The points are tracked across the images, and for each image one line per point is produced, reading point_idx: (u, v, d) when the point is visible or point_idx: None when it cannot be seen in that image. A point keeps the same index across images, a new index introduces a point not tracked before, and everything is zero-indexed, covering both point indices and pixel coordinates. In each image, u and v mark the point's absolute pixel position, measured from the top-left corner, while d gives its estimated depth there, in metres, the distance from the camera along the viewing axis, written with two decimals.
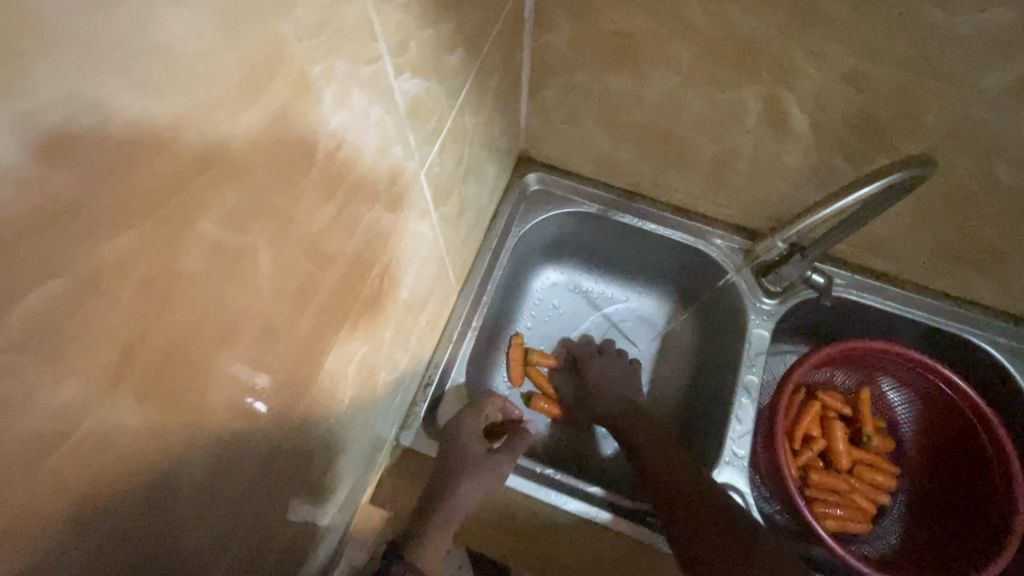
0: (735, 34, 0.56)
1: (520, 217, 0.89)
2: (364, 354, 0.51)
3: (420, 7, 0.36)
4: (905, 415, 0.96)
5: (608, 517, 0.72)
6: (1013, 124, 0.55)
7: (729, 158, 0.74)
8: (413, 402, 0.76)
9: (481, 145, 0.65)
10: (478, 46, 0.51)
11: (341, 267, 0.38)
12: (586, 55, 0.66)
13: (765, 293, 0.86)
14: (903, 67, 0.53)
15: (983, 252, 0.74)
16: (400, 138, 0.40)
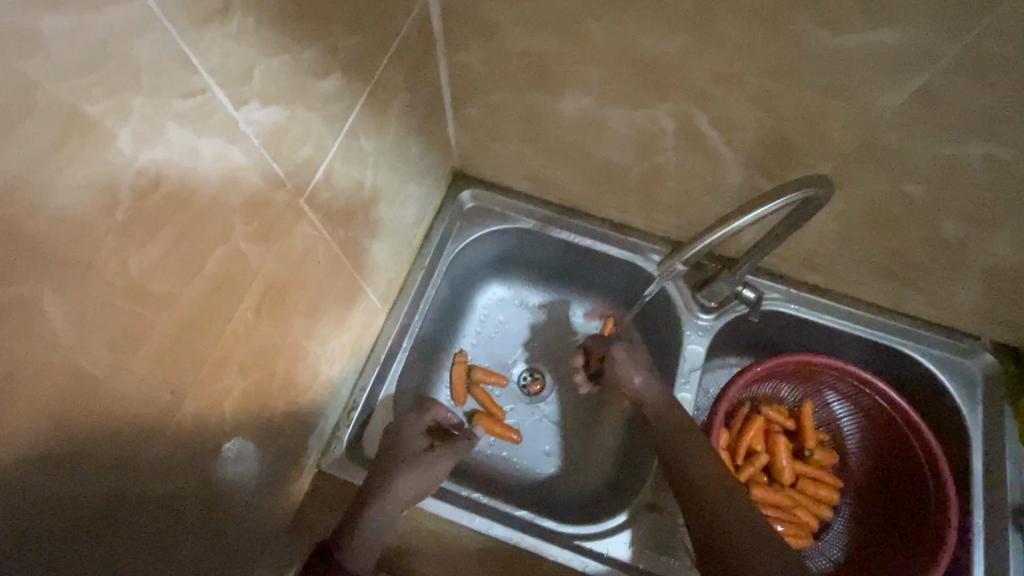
0: (639, 56, 0.56)
1: (455, 235, 0.87)
2: (248, 388, 0.49)
3: (262, 37, 0.35)
4: (849, 427, 0.94)
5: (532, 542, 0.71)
6: (914, 144, 0.54)
7: (654, 175, 0.73)
8: (336, 428, 0.73)
9: (390, 165, 0.64)
10: (362, 68, 0.49)
11: (187, 304, 0.37)
12: (499, 73, 0.65)
13: (701, 309, 0.84)
14: (804, 89, 0.53)
15: (908, 266, 0.73)
16: (257, 169, 0.39)
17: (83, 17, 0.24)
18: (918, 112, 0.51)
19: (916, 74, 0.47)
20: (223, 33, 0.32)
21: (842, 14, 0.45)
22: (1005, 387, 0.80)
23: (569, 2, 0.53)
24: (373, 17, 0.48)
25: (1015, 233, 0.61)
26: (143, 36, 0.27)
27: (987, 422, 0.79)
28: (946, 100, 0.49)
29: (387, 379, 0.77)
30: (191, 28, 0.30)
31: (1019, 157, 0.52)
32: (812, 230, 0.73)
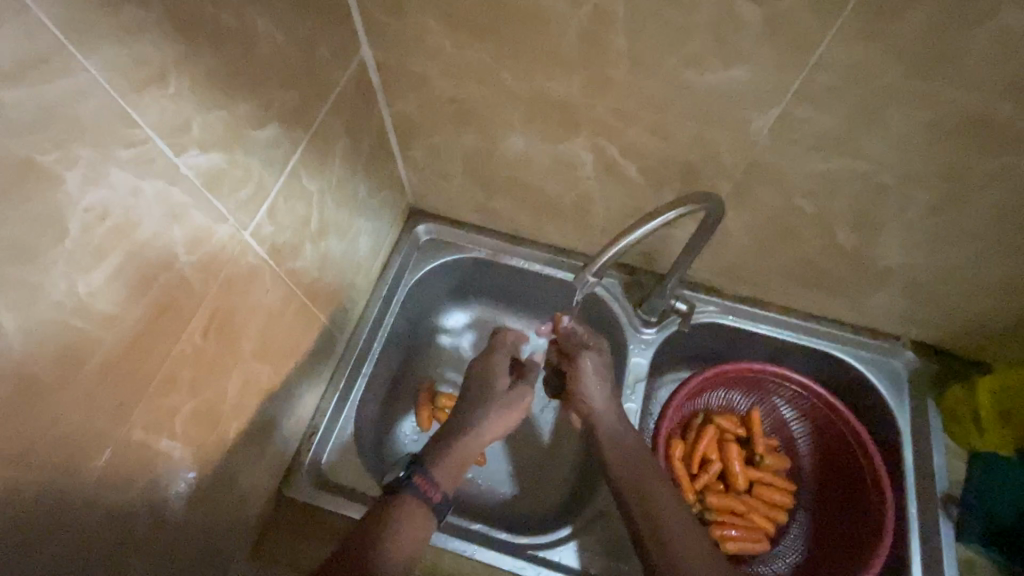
0: (549, 97, 0.64)
1: (413, 265, 0.91)
2: (197, 408, 0.53)
3: (197, 97, 0.42)
4: (799, 432, 0.96)
5: (486, 553, 0.73)
6: (791, 162, 0.62)
7: (584, 203, 0.80)
8: (298, 453, 0.76)
9: (336, 202, 0.70)
10: (298, 117, 0.56)
11: (132, 327, 0.42)
12: (434, 118, 0.74)
13: (643, 324, 0.89)
14: (689, 119, 0.61)
15: (822, 274, 0.80)
16: (198, 206, 0.45)
17: (33, 86, 0.31)
18: (786, 135, 0.59)
19: (775, 103, 0.56)
20: (161, 94, 0.39)
21: (703, 55, 0.53)
22: (927, 383, 0.86)
23: (482, 54, 0.61)
24: (306, 75, 0.56)
25: (898, 237, 0.68)
26: (86, 99, 0.34)
27: (915, 417, 0.84)
28: (805, 123, 0.57)
29: (346, 405, 0.80)
30: (131, 92, 0.37)
31: (877, 169, 0.59)
32: (731, 244, 0.80)
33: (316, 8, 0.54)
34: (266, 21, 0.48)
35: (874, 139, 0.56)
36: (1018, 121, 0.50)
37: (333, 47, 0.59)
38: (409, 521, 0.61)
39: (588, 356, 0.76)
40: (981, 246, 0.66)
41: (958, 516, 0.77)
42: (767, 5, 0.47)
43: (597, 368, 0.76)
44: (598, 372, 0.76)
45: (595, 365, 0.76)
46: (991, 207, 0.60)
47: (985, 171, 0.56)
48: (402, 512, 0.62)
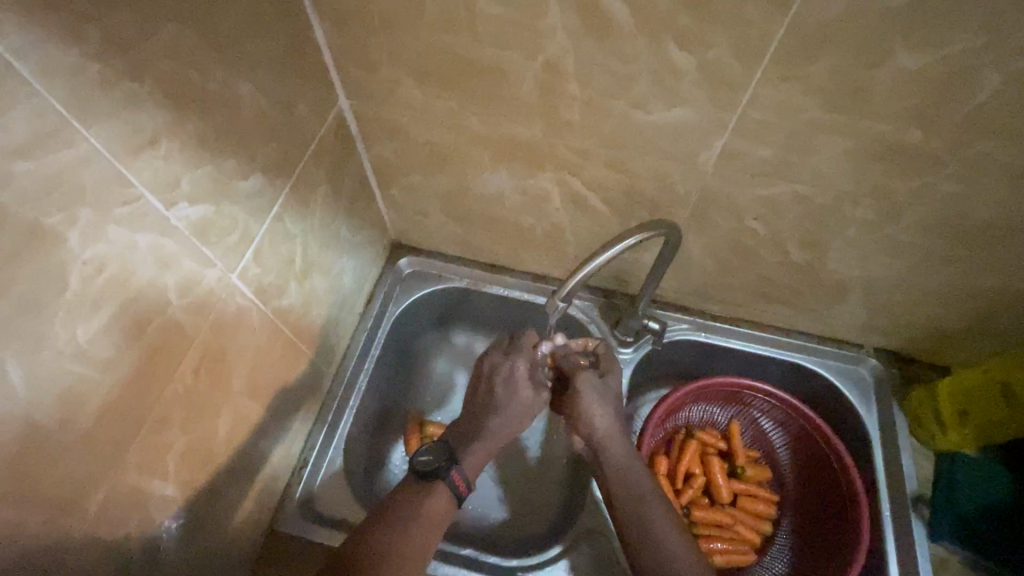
0: (513, 138, 0.69)
1: (396, 298, 0.95)
2: (190, 445, 0.55)
3: (186, 156, 0.46)
4: (778, 443, 0.99)
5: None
6: (738, 188, 0.67)
7: (555, 232, 0.85)
8: (289, 487, 0.78)
9: (319, 242, 0.74)
10: (280, 167, 0.61)
11: (127, 368, 0.45)
12: (409, 160, 0.79)
13: (620, 344, 0.93)
14: (642, 153, 0.66)
15: (782, 289, 0.85)
16: (188, 254, 0.49)
17: (39, 158, 0.35)
18: (730, 164, 0.64)
19: (716, 137, 0.61)
20: (154, 155, 0.43)
21: (647, 97, 0.59)
22: (891, 387, 0.90)
23: (450, 102, 0.67)
24: (286, 129, 0.61)
25: (844, 251, 0.74)
26: (87, 166, 0.38)
27: (882, 421, 0.87)
28: (745, 153, 0.62)
29: (335, 437, 0.82)
30: (126, 155, 0.41)
31: (815, 191, 0.65)
32: (694, 264, 0.84)
33: (294, 69, 0.60)
34: (248, 84, 0.53)
35: (808, 165, 0.62)
36: (928, 145, 0.56)
37: (312, 102, 0.65)
38: (436, 510, 0.65)
39: (587, 376, 0.77)
40: (919, 257, 0.71)
41: (928, 515, 0.80)
42: (697, 53, 0.53)
43: (596, 386, 0.77)
44: (601, 389, 0.77)
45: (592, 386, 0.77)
46: (921, 221, 0.66)
47: (909, 189, 0.62)
48: (434, 501, 0.65)
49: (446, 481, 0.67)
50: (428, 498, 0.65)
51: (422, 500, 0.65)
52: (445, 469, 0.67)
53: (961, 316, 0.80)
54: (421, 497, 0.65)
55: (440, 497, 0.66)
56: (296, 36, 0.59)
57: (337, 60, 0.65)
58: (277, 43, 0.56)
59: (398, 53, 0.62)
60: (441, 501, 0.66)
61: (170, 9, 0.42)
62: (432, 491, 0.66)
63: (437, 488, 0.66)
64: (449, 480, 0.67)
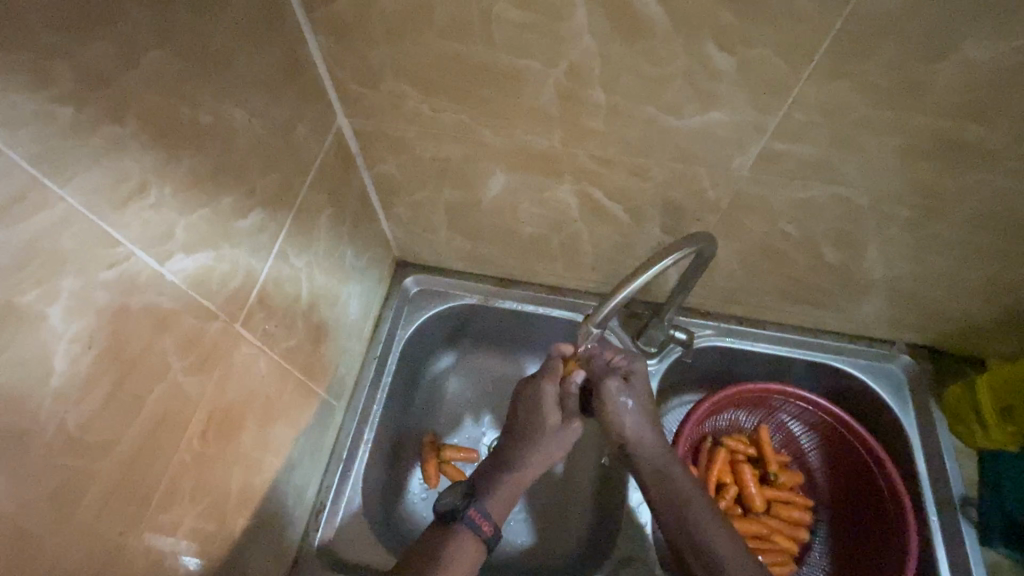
0: (530, 150, 0.64)
1: (405, 319, 0.89)
2: (201, 515, 0.50)
3: (179, 201, 0.41)
4: (808, 444, 0.95)
5: None
6: (773, 191, 0.63)
7: (573, 244, 0.80)
8: (307, 533, 0.73)
9: (324, 272, 0.69)
10: (280, 198, 0.55)
11: (127, 448, 0.39)
12: (415, 177, 0.73)
13: (644, 354, 0.88)
14: (671, 160, 0.61)
15: (813, 290, 0.81)
16: (187, 309, 0.43)
17: (11, 228, 0.29)
18: (766, 167, 0.60)
19: (753, 140, 0.57)
20: (142, 206, 0.38)
21: (680, 102, 0.54)
22: (926, 384, 0.87)
23: (460, 116, 0.61)
24: (285, 156, 0.55)
25: (883, 251, 0.69)
26: (66, 230, 0.32)
27: (921, 421, 0.84)
28: (784, 156, 0.58)
29: (351, 475, 0.77)
30: (110, 211, 0.35)
31: (858, 192, 0.61)
32: (721, 270, 0.80)
33: (291, 89, 0.54)
34: (242, 112, 0.47)
35: (852, 165, 0.57)
36: (986, 139, 0.52)
37: (310, 123, 0.59)
38: (463, 557, 0.61)
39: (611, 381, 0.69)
40: (963, 254, 0.67)
41: (976, 517, 0.77)
42: (738, 52, 0.48)
43: (625, 391, 0.69)
44: (627, 395, 0.69)
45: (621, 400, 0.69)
46: (968, 218, 0.62)
47: (960, 186, 0.58)
48: (462, 545, 0.62)
49: (469, 525, 0.63)
50: (456, 543, 0.62)
51: (449, 546, 0.61)
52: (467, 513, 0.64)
53: (1001, 310, 0.77)
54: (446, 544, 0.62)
55: (470, 541, 0.62)
56: (291, 53, 0.53)
57: (335, 75, 0.60)
58: (271, 62, 0.50)
59: (402, 65, 0.57)
60: (468, 548, 0.62)
61: (151, 36, 0.36)
62: (458, 537, 0.62)
63: (461, 536, 0.62)
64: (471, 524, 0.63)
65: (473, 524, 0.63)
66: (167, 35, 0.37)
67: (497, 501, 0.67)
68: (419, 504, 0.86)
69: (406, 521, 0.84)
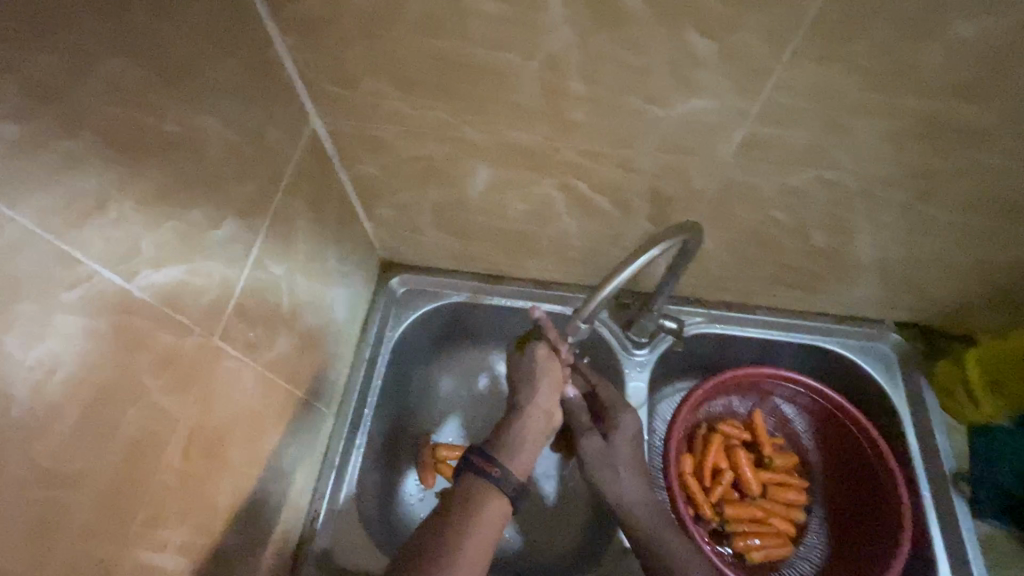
0: (512, 145, 0.62)
1: (392, 320, 0.87)
2: (189, 537, 0.49)
3: (143, 215, 0.39)
4: (802, 426, 0.94)
5: None
6: (760, 177, 0.62)
7: (561, 239, 0.79)
8: (302, 543, 0.71)
9: (307, 279, 0.67)
10: (255, 207, 0.53)
11: (104, 477, 0.38)
12: (396, 177, 0.72)
13: (634, 345, 0.88)
14: (656, 150, 0.60)
15: (802, 275, 0.80)
16: (160, 327, 0.42)
17: None
18: (751, 153, 0.59)
19: (737, 127, 0.56)
20: (104, 223, 0.36)
21: (663, 91, 0.53)
22: (916, 361, 0.87)
23: (440, 113, 0.60)
24: (259, 162, 0.53)
25: (871, 233, 0.69)
26: (20, 252, 0.31)
27: (912, 399, 0.84)
28: (769, 141, 0.57)
29: (344, 480, 0.76)
30: (67, 229, 0.34)
31: (845, 175, 0.60)
32: (710, 258, 0.79)
33: (259, 92, 0.52)
34: (210, 119, 0.45)
35: (839, 148, 0.57)
36: (972, 119, 0.51)
37: (282, 126, 0.57)
38: (491, 514, 0.57)
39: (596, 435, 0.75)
40: (950, 233, 0.67)
41: (968, 490, 0.78)
42: (721, 38, 0.47)
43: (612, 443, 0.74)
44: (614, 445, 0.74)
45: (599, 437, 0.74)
46: (956, 198, 0.61)
47: (947, 166, 0.57)
48: (489, 503, 0.58)
49: (493, 480, 0.60)
50: (483, 502, 0.58)
51: (473, 505, 0.58)
52: (490, 469, 0.60)
53: (989, 287, 0.77)
54: (469, 503, 0.58)
55: (497, 499, 0.59)
56: (258, 54, 0.51)
57: (308, 75, 0.58)
58: (237, 65, 0.48)
59: (376, 63, 0.55)
60: (495, 505, 0.59)
61: (102, 43, 0.34)
62: (483, 495, 0.59)
63: (487, 493, 0.59)
64: (496, 481, 0.60)
65: (501, 480, 0.60)
66: (120, 43, 0.36)
67: (517, 459, 0.63)
68: (416, 505, 0.85)
69: (403, 524, 0.83)
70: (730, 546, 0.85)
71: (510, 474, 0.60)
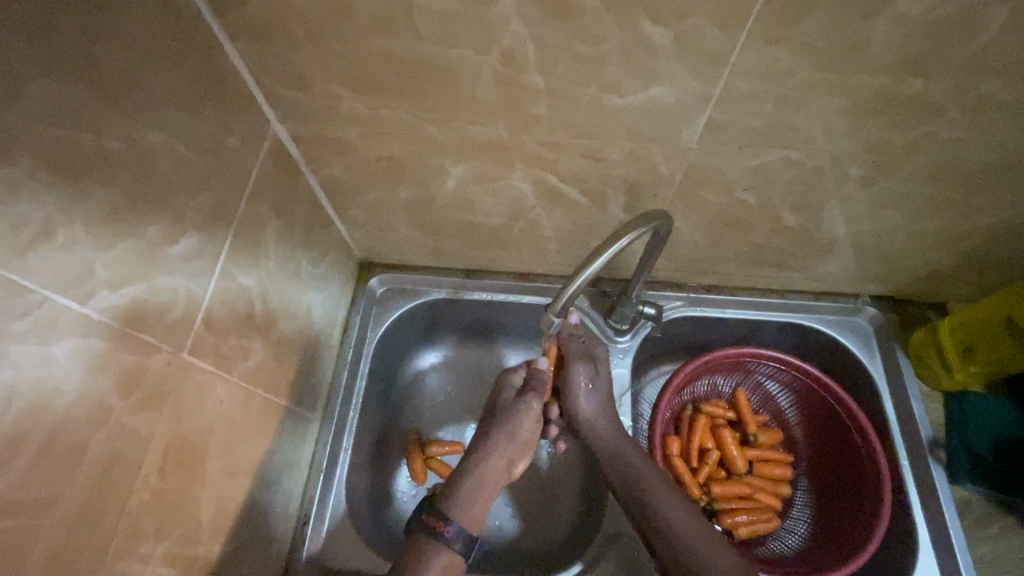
0: (477, 141, 0.62)
1: (373, 322, 0.87)
2: (171, 551, 0.49)
3: (94, 235, 0.39)
4: (786, 402, 0.94)
5: None
6: (726, 161, 0.62)
7: (535, 231, 0.79)
8: (294, 546, 0.72)
9: (279, 285, 0.66)
10: (217, 217, 0.53)
11: (73, 500, 0.38)
12: (362, 177, 0.71)
13: (616, 332, 0.87)
14: (621, 139, 0.60)
15: (776, 254, 0.81)
16: (123, 347, 0.42)
17: None
18: (715, 138, 0.59)
19: (697, 112, 0.56)
20: (52, 248, 0.36)
21: (621, 80, 0.53)
22: (892, 333, 0.88)
23: (400, 112, 0.59)
24: (217, 172, 0.53)
25: (840, 210, 0.70)
26: None
27: (890, 371, 0.86)
28: (731, 125, 0.57)
29: (333, 484, 0.76)
30: (13, 257, 0.33)
31: (809, 155, 0.60)
32: (684, 242, 0.80)
33: (212, 100, 0.51)
34: (160, 132, 0.44)
35: (801, 128, 0.57)
36: (927, 93, 0.52)
37: (240, 134, 0.56)
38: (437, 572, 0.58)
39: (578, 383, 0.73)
40: (916, 206, 0.68)
41: (945, 456, 0.79)
42: (673, 26, 0.47)
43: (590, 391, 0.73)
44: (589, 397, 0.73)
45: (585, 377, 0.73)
46: (918, 171, 0.62)
47: (907, 141, 0.58)
48: (436, 563, 0.58)
49: (443, 540, 0.59)
50: (429, 560, 0.58)
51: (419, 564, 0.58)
52: (439, 527, 0.59)
53: (956, 255, 0.78)
54: (415, 564, 0.58)
55: (444, 558, 0.58)
56: (208, 64, 0.50)
57: (263, 81, 0.57)
58: (187, 77, 0.48)
59: (331, 65, 0.54)
60: (442, 563, 0.58)
61: (30, 63, 0.34)
62: (431, 555, 0.58)
63: (433, 553, 0.58)
64: (443, 540, 0.59)
65: (449, 539, 0.59)
66: (54, 62, 0.35)
67: (469, 512, 0.63)
68: (409, 503, 0.84)
69: (397, 522, 0.82)
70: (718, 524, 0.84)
71: (461, 531, 0.60)
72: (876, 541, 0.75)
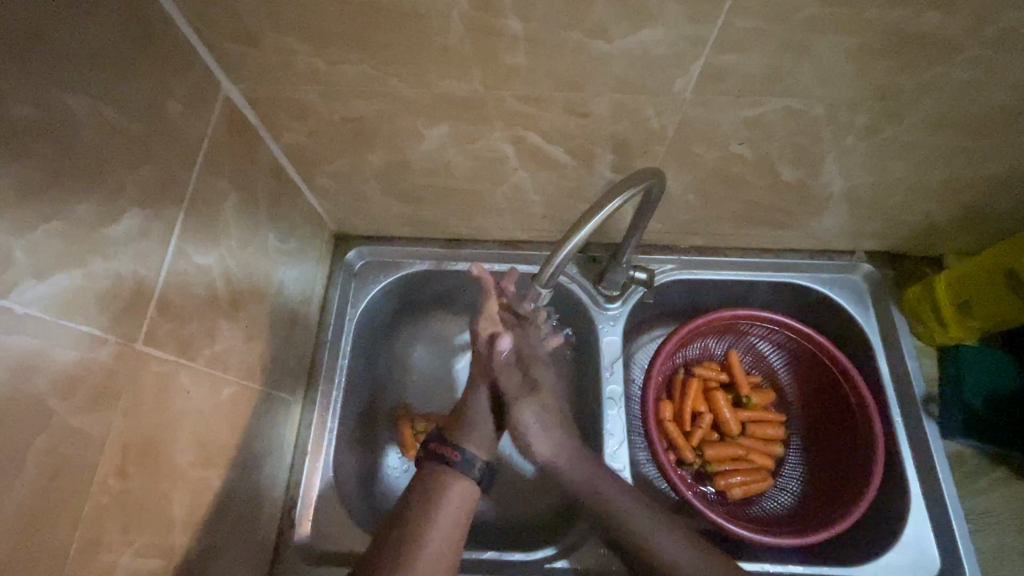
0: (450, 98, 0.57)
1: (352, 297, 0.82)
2: (138, 554, 0.46)
3: (8, 218, 0.34)
4: (779, 362, 0.92)
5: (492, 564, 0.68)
6: (721, 111, 0.57)
7: (518, 195, 0.74)
8: (282, 530, 0.70)
9: (244, 262, 0.61)
10: (163, 191, 0.48)
11: (15, 512, 0.34)
12: (328, 142, 0.65)
13: (607, 300, 0.84)
14: (608, 90, 0.55)
15: (770, 212, 0.77)
16: (59, 343, 0.37)
17: None
18: (709, 87, 0.54)
19: (692, 58, 0.51)
20: None
21: (608, 23, 0.47)
22: (887, 289, 0.86)
23: (363, 67, 0.53)
24: (158, 139, 0.47)
25: (839, 162, 0.66)
26: None
27: (884, 328, 0.84)
28: (728, 70, 0.52)
29: (319, 464, 0.73)
30: None
31: (811, 103, 0.56)
32: (676, 202, 0.75)
33: (145, 58, 0.45)
34: (79, 96, 0.39)
35: (803, 73, 0.52)
36: (942, 29, 0.47)
37: (183, 96, 0.50)
38: (456, 495, 0.59)
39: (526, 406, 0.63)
40: (920, 155, 0.64)
41: (938, 412, 0.78)
42: None
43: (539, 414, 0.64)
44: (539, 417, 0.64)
45: (539, 412, 0.64)
46: (925, 118, 0.58)
47: (916, 85, 0.54)
48: (452, 491, 0.59)
49: (454, 465, 0.60)
50: (446, 489, 0.59)
51: (436, 495, 0.58)
52: (446, 454, 0.60)
53: (957, 208, 0.75)
54: (431, 495, 0.58)
55: (462, 483, 0.59)
56: (134, 14, 0.44)
57: (204, 34, 0.51)
58: (109, 29, 0.41)
59: (279, 13, 0.48)
60: (456, 489, 0.59)
61: None
62: (446, 481, 0.59)
63: (450, 478, 0.59)
64: (456, 465, 0.60)
65: (462, 464, 0.60)
66: None
67: (479, 438, 0.62)
68: (400, 479, 0.81)
69: (390, 499, 0.79)
70: (711, 486, 0.84)
71: (474, 457, 0.60)
72: (867, 498, 0.75)
